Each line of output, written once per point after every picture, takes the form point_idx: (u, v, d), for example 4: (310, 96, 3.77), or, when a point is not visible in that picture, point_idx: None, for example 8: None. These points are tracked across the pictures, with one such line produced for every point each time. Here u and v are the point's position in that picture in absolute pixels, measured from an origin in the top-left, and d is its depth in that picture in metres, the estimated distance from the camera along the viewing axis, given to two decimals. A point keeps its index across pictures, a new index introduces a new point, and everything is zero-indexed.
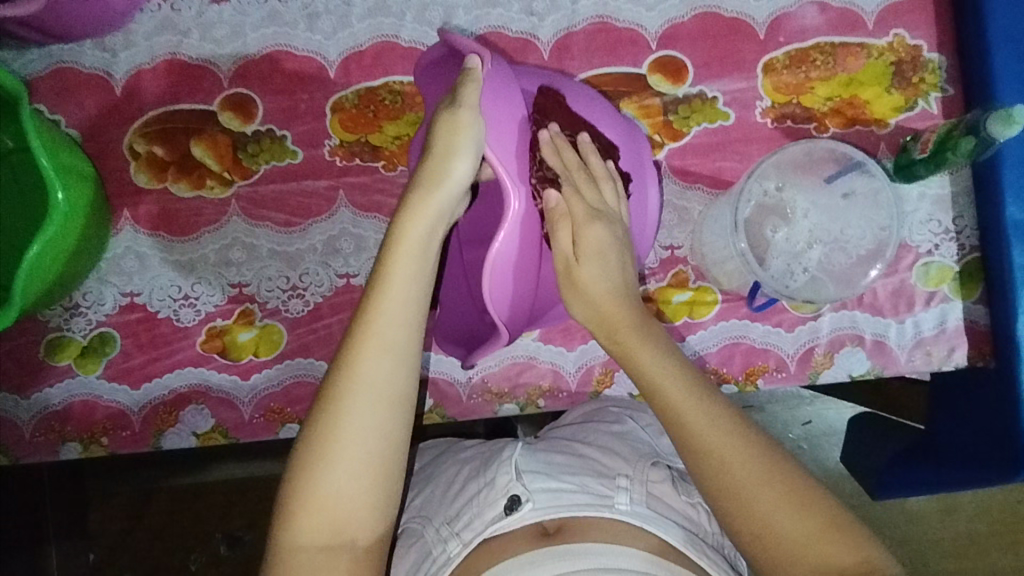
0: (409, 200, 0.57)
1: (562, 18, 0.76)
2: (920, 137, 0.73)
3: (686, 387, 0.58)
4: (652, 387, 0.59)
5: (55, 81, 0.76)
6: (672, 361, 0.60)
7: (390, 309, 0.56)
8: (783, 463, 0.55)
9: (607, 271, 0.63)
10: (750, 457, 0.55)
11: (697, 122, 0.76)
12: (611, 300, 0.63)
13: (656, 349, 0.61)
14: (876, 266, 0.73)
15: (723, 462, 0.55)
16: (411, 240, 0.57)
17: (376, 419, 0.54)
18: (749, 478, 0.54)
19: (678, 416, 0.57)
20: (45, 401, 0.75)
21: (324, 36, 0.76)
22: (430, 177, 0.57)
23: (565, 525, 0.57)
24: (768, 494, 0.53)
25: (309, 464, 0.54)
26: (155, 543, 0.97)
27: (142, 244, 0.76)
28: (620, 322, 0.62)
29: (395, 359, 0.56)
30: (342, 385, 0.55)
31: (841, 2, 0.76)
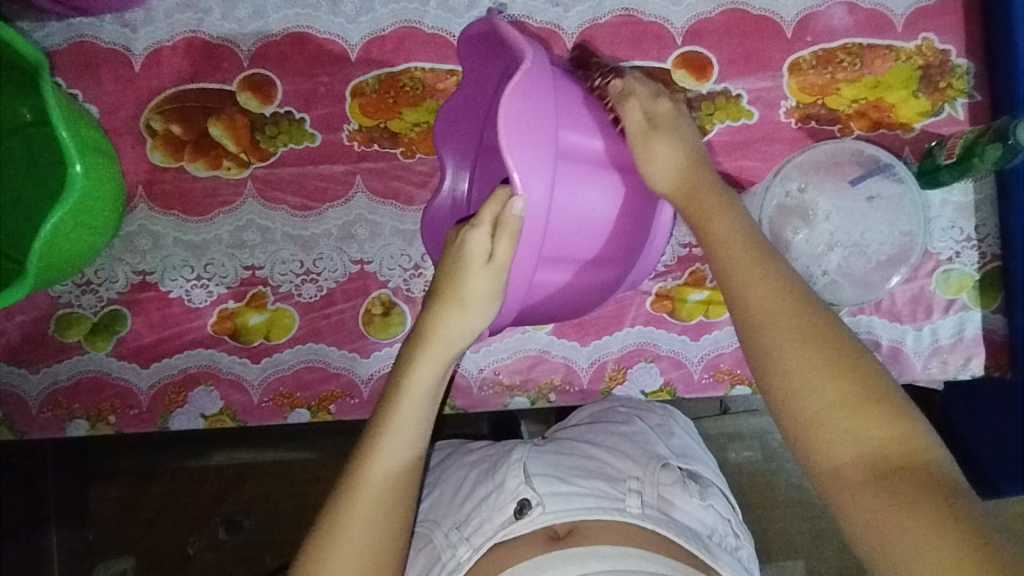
0: (424, 345, 0.63)
1: (588, 9, 0.76)
2: (946, 143, 0.73)
3: (761, 273, 0.58)
4: (717, 242, 0.61)
5: (73, 55, 0.75)
6: (746, 234, 0.60)
7: (411, 406, 0.62)
8: (847, 348, 0.54)
9: (676, 151, 0.64)
10: (807, 343, 0.54)
11: (720, 119, 0.75)
12: (684, 172, 0.64)
13: (742, 241, 0.60)
14: (899, 272, 0.72)
15: (783, 349, 0.54)
16: (427, 371, 0.63)
17: (391, 495, 0.59)
18: (804, 360, 0.53)
19: (736, 271, 0.58)
20: (54, 377, 0.74)
21: (347, 19, 0.76)
22: (436, 333, 0.63)
23: (577, 528, 0.57)
24: (823, 364, 0.53)
25: (330, 523, 0.59)
26: (155, 524, 0.97)
27: (156, 222, 0.75)
28: (695, 182, 0.63)
29: (411, 452, 0.61)
30: (366, 454, 0.60)
31: (871, 3, 0.75)
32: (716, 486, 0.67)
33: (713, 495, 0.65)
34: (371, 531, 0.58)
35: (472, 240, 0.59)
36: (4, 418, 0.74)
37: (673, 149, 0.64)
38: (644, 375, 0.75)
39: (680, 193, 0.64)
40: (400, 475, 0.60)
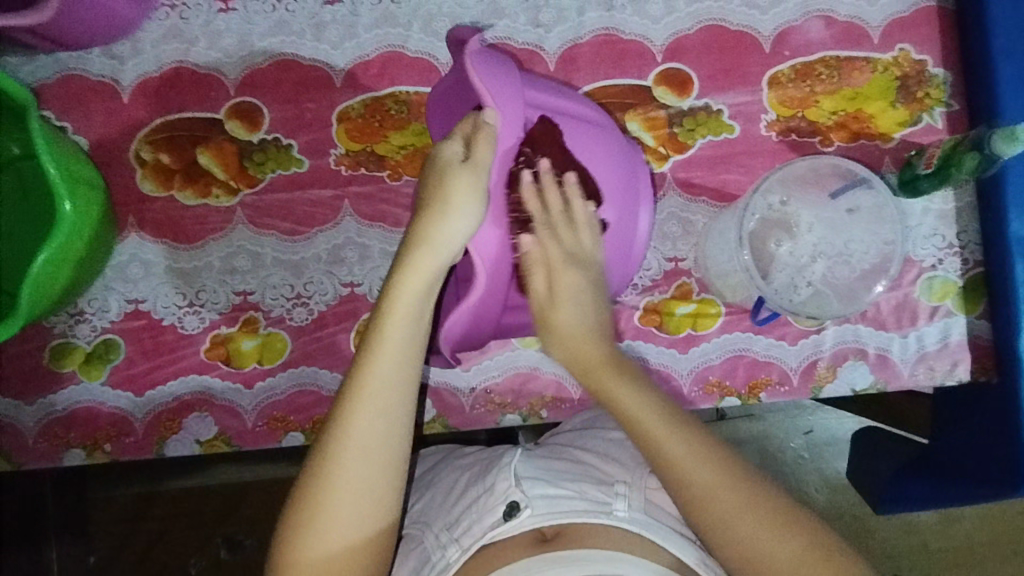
0: (411, 256, 0.61)
1: (568, 29, 0.77)
2: (924, 152, 0.74)
3: (676, 431, 0.57)
4: (627, 414, 0.59)
5: (61, 88, 0.76)
6: (649, 398, 0.59)
7: (395, 337, 0.59)
8: (757, 480, 0.55)
9: (582, 307, 0.65)
10: (726, 482, 0.54)
11: (702, 134, 0.76)
12: (589, 340, 0.64)
13: (632, 383, 0.61)
14: (881, 282, 0.73)
15: (711, 513, 0.54)
16: (416, 284, 0.60)
17: (381, 439, 0.57)
18: (729, 505, 0.54)
19: (654, 442, 0.57)
20: (50, 407, 0.75)
21: (331, 46, 0.77)
22: (429, 240, 0.61)
23: (564, 530, 0.56)
24: (747, 519, 0.53)
25: (322, 477, 0.56)
26: (155, 547, 0.97)
27: (148, 251, 0.76)
28: (594, 358, 0.63)
29: (401, 385, 0.58)
30: (351, 401, 0.57)
31: (847, 16, 0.76)
32: None
33: None
34: (367, 475, 0.56)
35: (447, 151, 0.62)
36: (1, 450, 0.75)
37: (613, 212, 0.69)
38: None
39: (579, 367, 0.64)
40: (389, 414, 0.57)
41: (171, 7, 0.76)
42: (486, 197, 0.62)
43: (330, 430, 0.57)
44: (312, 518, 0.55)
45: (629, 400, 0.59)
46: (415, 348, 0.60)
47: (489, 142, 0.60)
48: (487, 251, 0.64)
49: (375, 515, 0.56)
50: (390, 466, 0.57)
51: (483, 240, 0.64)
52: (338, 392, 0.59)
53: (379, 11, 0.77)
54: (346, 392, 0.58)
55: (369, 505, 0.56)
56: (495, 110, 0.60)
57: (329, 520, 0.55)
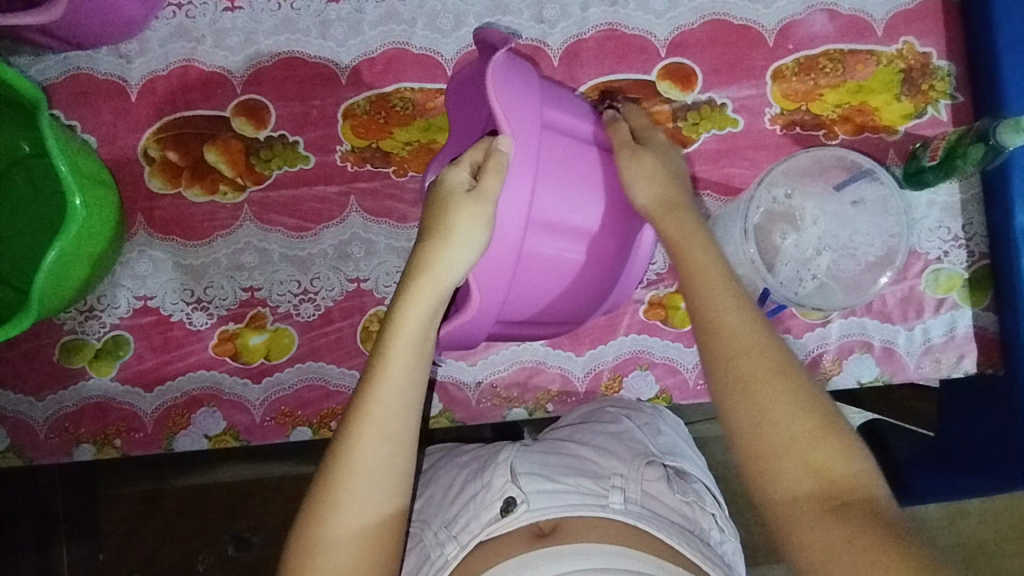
0: (412, 285, 0.61)
1: (572, 25, 0.77)
2: (930, 144, 0.74)
3: (732, 300, 0.58)
4: (687, 264, 0.61)
5: (70, 88, 0.77)
6: (713, 258, 0.61)
7: (398, 369, 0.59)
8: (802, 372, 0.56)
9: (668, 167, 0.66)
10: (767, 356, 0.56)
11: (706, 128, 0.77)
12: (665, 190, 0.64)
13: (699, 244, 0.62)
14: (886, 274, 0.73)
15: (745, 373, 0.55)
16: (417, 317, 0.60)
17: (382, 473, 0.57)
18: (762, 370, 0.55)
19: (710, 303, 0.59)
20: (60, 403, 0.76)
21: (337, 43, 0.77)
22: (430, 271, 0.61)
23: (560, 525, 0.57)
24: (783, 397, 0.54)
25: (323, 504, 0.56)
26: (164, 543, 0.98)
27: (156, 248, 0.77)
28: (672, 209, 0.64)
29: (403, 419, 0.59)
30: (354, 432, 0.58)
31: (850, 9, 0.77)
32: (701, 484, 0.67)
33: (699, 492, 0.65)
34: (369, 505, 0.57)
35: (454, 177, 0.60)
36: (12, 445, 0.76)
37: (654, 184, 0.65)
38: (640, 382, 0.76)
39: (658, 213, 0.64)
40: (393, 447, 0.58)
41: (178, 7, 0.77)
42: (493, 225, 0.60)
43: (334, 455, 0.58)
44: (312, 547, 0.55)
45: (697, 251, 0.61)
46: (418, 381, 0.60)
47: (499, 173, 0.58)
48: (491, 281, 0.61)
49: (374, 546, 0.56)
50: (391, 500, 0.57)
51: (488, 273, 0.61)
52: (341, 421, 0.59)
53: (384, 8, 0.77)
54: (348, 425, 0.58)
55: (370, 538, 0.56)
56: (510, 136, 0.59)
57: (330, 549, 0.55)
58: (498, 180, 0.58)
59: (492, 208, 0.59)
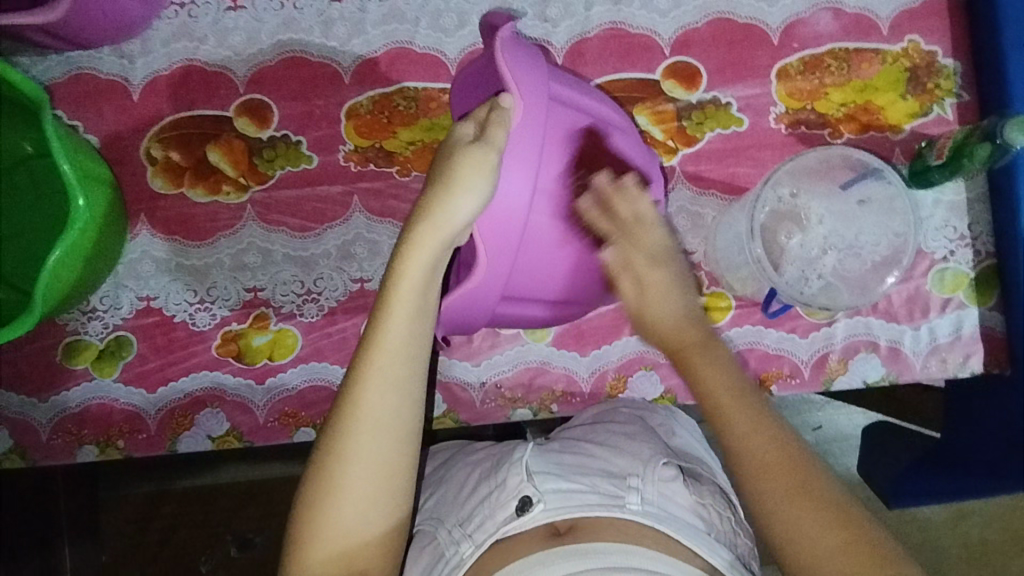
0: (413, 231, 0.58)
1: (576, 24, 0.77)
2: (935, 143, 0.73)
3: (754, 423, 0.58)
4: (705, 394, 0.61)
5: (73, 87, 0.76)
6: (730, 372, 0.62)
7: (403, 315, 0.58)
8: (834, 491, 0.55)
9: (683, 297, 0.65)
10: (794, 486, 0.56)
11: (711, 127, 0.76)
12: (681, 316, 0.64)
13: (719, 366, 0.62)
14: (894, 273, 0.73)
15: (772, 503, 0.56)
16: (419, 265, 0.58)
17: (390, 420, 0.57)
18: (784, 496, 0.55)
19: (726, 417, 0.59)
20: (63, 404, 0.76)
21: (339, 42, 0.77)
22: (433, 215, 0.58)
23: (577, 525, 0.57)
24: (813, 513, 0.54)
25: (334, 453, 0.56)
26: (167, 544, 0.98)
27: (159, 248, 0.77)
28: (688, 338, 0.63)
29: (410, 362, 0.58)
30: (360, 378, 0.57)
31: (855, 8, 0.76)
32: (716, 485, 0.67)
33: (714, 493, 0.65)
34: (380, 452, 0.56)
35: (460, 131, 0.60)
36: (15, 447, 0.75)
37: (670, 279, 0.64)
38: (645, 383, 0.76)
39: (662, 340, 0.65)
40: (400, 390, 0.57)
41: (181, 6, 0.77)
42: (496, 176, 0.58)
43: (341, 410, 0.57)
44: (328, 494, 0.56)
45: (706, 368, 0.62)
46: (423, 324, 0.59)
47: (504, 126, 0.57)
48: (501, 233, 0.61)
49: (389, 491, 0.57)
50: (402, 443, 0.57)
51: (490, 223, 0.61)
52: (347, 369, 0.59)
53: (387, 7, 0.77)
54: (352, 377, 0.58)
55: (384, 485, 0.56)
56: (514, 95, 0.58)
57: (347, 496, 0.55)
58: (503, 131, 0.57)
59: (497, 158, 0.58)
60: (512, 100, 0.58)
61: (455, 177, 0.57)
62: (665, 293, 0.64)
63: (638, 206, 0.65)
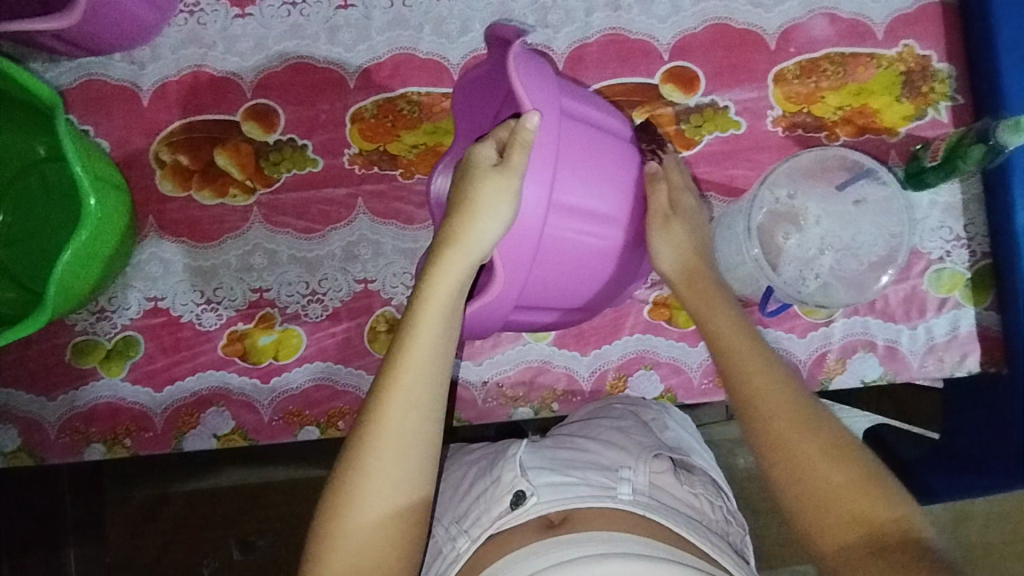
0: (443, 257, 0.61)
1: (576, 30, 0.78)
2: (930, 145, 0.74)
3: (770, 374, 0.63)
4: (721, 340, 0.66)
5: (84, 93, 0.78)
6: (743, 327, 0.67)
7: (428, 339, 0.60)
8: (825, 418, 0.60)
9: (693, 233, 0.70)
10: (799, 423, 0.60)
11: (709, 130, 0.78)
12: (691, 263, 0.70)
13: (729, 312, 0.68)
14: (888, 272, 0.74)
15: (778, 435, 0.60)
16: (448, 284, 0.60)
17: (413, 434, 0.58)
18: (791, 428, 0.60)
19: (738, 362, 0.64)
20: (71, 403, 0.77)
21: (345, 48, 0.79)
22: (461, 242, 0.61)
23: (570, 516, 0.58)
24: (819, 452, 0.58)
25: (353, 471, 0.57)
26: (171, 545, 0.99)
27: (166, 250, 0.78)
28: (697, 273, 0.70)
29: (433, 386, 0.59)
30: (383, 400, 0.58)
31: (851, 13, 0.78)
32: (708, 475, 0.67)
33: (706, 484, 0.65)
34: (404, 472, 0.57)
35: (481, 152, 0.61)
36: (24, 445, 0.77)
37: (687, 235, 0.70)
38: (645, 382, 0.77)
39: (681, 282, 0.70)
40: (421, 416, 0.58)
41: (190, 14, 0.79)
42: (517, 202, 0.59)
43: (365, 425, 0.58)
44: (344, 513, 0.56)
45: (721, 317, 0.67)
46: (446, 351, 0.60)
47: (525, 150, 0.58)
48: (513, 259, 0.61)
49: (406, 515, 0.57)
50: (418, 469, 0.58)
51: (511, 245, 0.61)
52: (370, 391, 0.60)
53: (392, 14, 0.79)
54: (378, 394, 0.59)
55: (402, 509, 0.57)
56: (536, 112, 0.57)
57: (366, 511, 0.56)
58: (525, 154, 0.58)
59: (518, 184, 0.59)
60: (537, 119, 0.57)
61: (481, 199, 0.59)
62: (692, 231, 0.71)
63: (673, 176, 0.72)
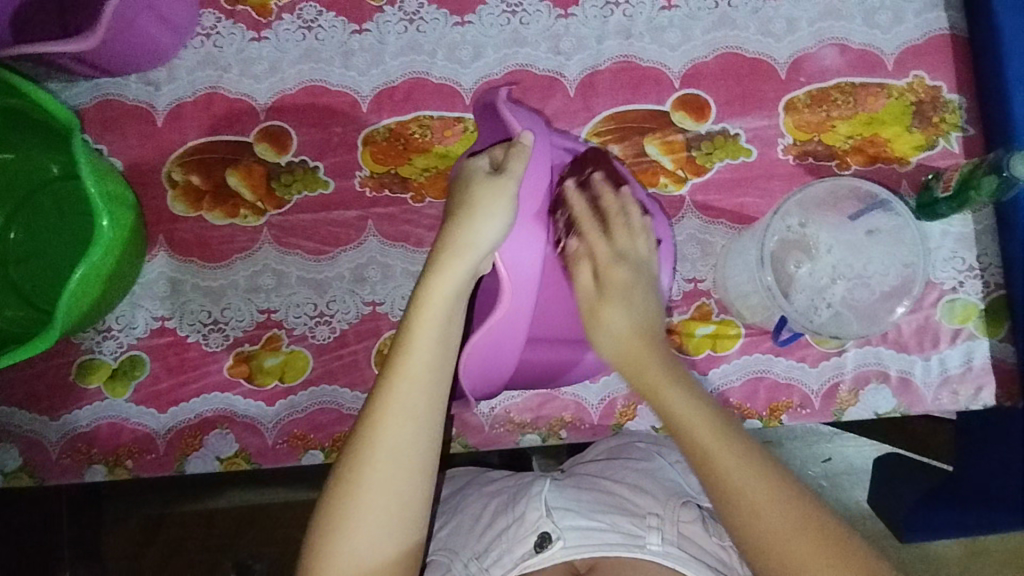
0: (439, 264, 0.60)
1: (588, 57, 0.79)
2: (942, 175, 0.74)
3: (737, 458, 0.56)
4: (682, 426, 0.59)
5: (99, 112, 0.79)
6: (700, 404, 0.60)
7: (427, 340, 0.59)
8: (814, 505, 0.55)
9: (629, 309, 0.67)
10: (796, 515, 0.54)
11: (720, 157, 0.78)
12: (635, 338, 0.66)
13: (683, 387, 0.62)
14: (903, 303, 0.73)
15: (764, 525, 0.54)
16: (443, 292, 0.60)
17: (407, 447, 0.57)
18: (776, 514, 0.54)
19: (705, 454, 0.57)
20: (74, 423, 0.76)
21: (358, 72, 0.79)
22: (460, 246, 0.60)
23: (596, 565, 0.59)
24: (805, 542, 0.53)
25: (351, 480, 0.56)
26: (168, 568, 0.97)
27: (175, 269, 0.78)
28: (639, 354, 0.65)
29: (429, 397, 0.58)
30: (383, 403, 0.58)
31: (861, 44, 0.78)
32: None
33: None
34: (396, 489, 0.56)
35: (476, 164, 0.63)
36: (25, 464, 0.76)
37: (622, 315, 0.67)
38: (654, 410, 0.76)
39: (626, 364, 0.66)
40: (421, 417, 0.58)
41: (206, 36, 0.80)
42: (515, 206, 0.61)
43: (359, 435, 0.58)
44: (348, 520, 0.56)
45: (673, 398, 0.61)
46: (446, 353, 0.60)
47: (523, 159, 0.61)
48: (517, 271, 0.63)
49: (399, 530, 0.56)
50: (418, 471, 0.57)
51: (514, 251, 0.63)
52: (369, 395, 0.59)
53: (405, 39, 0.80)
54: (371, 403, 0.59)
55: (394, 525, 0.56)
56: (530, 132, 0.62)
57: (361, 528, 0.55)
58: (518, 163, 0.61)
59: (515, 190, 0.61)
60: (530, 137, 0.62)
61: (473, 202, 0.61)
62: (625, 294, 0.68)
63: (635, 245, 0.69)
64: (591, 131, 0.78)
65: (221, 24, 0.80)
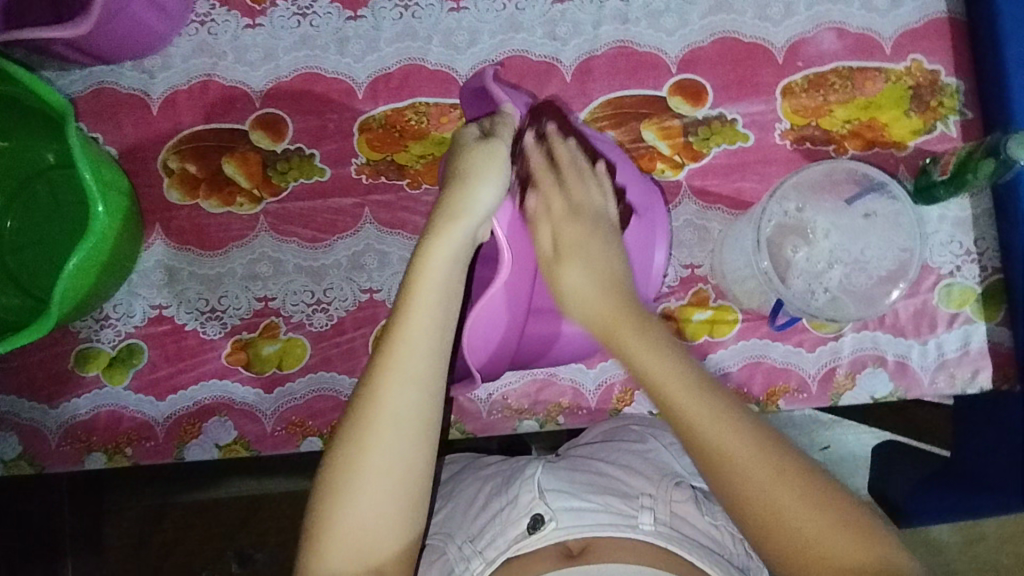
0: (436, 225, 0.60)
1: (584, 42, 0.79)
2: (940, 160, 0.74)
3: (714, 415, 0.55)
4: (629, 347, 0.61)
5: (95, 101, 0.79)
6: (644, 326, 0.61)
7: (426, 309, 0.59)
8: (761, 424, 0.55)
9: (587, 250, 0.65)
10: (737, 424, 0.55)
11: (717, 143, 0.78)
12: (602, 295, 0.64)
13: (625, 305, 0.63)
14: (898, 286, 0.73)
15: (708, 434, 0.54)
16: (443, 253, 0.59)
17: (410, 408, 0.57)
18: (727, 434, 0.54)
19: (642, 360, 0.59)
20: (72, 411, 0.76)
21: (354, 59, 0.79)
22: (455, 209, 0.60)
23: (589, 546, 0.58)
24: (757, 464, 0.53)
25: (352, 442, 0.57)
26: (169, 557, 0.97)
27: (172, 257, 0.78)
28: (609, 305, 0.63)
29: (430, 358, 0.58)
30: (382, 371, 0.58)
31: (859, 28, 0.78)
32: None
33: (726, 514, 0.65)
34: (398, 451, 0.57)
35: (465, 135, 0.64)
36: (24, 453, 0.76)
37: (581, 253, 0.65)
38: None
39: (597, 311, 0.64)
40: (421, 386, 0.58)
41: (201, 24, 0.79)
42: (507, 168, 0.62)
43: (363, 396, 0.58)
44: (350, 481, 0.56)
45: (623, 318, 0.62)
46: (443, 320, 0.59)
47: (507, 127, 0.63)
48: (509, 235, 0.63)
49: (402, 491, 0.57)
50: (420, 440, 0.57)
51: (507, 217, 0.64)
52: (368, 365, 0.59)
53: (401, 25, 0.79)
54: (373, 366, 0.58)
55: (395, 488, 0.56)
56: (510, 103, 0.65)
57: (363, 493, 0.56)
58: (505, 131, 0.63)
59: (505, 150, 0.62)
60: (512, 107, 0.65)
61: (464, 171, 0.61)
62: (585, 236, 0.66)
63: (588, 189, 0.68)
64: (588, 116, 0.78)
65: (216, 11, 0.79)
